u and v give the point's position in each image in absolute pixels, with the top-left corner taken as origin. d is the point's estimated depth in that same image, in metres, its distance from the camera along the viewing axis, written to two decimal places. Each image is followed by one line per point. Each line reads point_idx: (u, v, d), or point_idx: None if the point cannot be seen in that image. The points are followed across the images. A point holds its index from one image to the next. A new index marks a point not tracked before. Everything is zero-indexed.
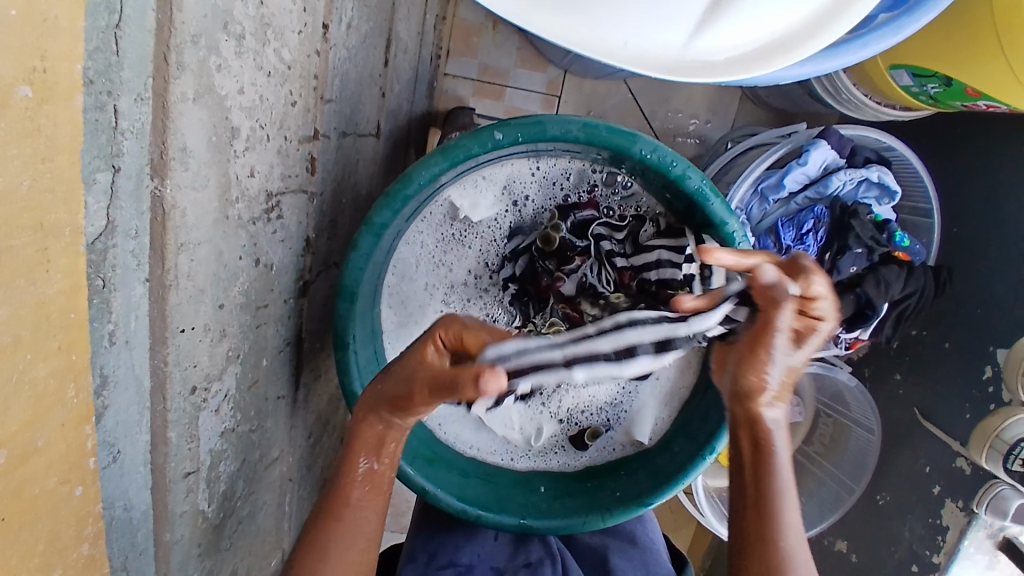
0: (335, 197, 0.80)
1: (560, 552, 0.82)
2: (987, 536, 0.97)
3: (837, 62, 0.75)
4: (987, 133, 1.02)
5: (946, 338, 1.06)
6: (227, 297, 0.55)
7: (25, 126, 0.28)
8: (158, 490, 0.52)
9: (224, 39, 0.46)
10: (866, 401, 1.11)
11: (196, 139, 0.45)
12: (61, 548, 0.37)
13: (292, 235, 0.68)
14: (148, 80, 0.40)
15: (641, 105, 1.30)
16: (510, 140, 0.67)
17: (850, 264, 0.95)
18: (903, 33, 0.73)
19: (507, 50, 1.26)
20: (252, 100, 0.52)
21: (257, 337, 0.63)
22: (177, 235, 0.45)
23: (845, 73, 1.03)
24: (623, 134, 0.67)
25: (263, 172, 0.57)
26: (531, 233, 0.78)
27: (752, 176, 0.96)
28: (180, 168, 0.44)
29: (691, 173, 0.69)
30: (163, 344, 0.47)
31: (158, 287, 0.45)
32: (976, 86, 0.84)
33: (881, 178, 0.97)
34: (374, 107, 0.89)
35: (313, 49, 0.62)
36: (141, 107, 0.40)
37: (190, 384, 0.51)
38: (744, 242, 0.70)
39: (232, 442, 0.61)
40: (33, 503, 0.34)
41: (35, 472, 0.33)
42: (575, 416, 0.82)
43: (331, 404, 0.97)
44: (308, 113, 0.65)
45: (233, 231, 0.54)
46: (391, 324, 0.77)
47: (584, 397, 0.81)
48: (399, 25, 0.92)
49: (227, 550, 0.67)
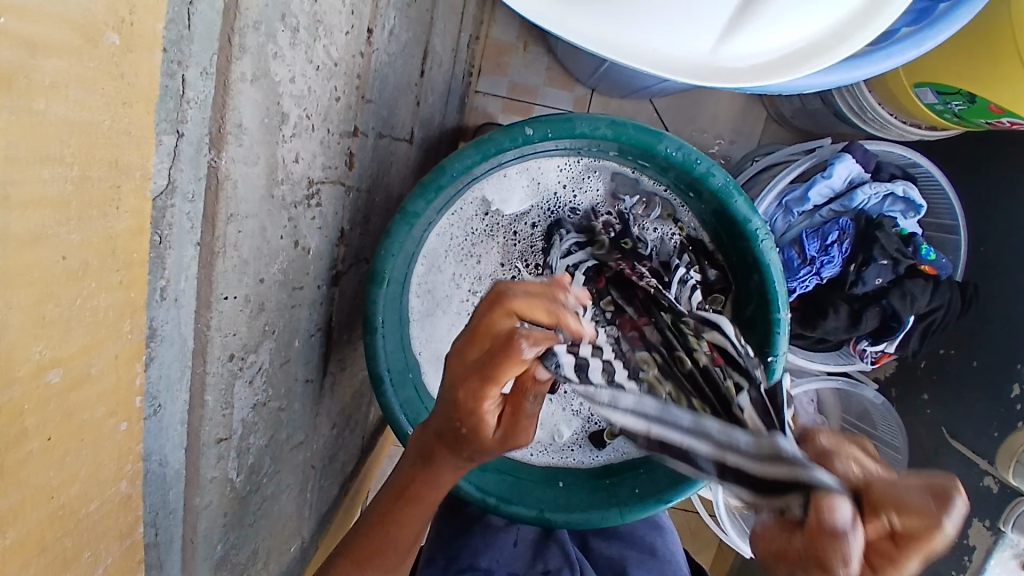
0: (369, 195, 0.84)
1: (578, 560, 0.81)
2: (1013, 556, 0.93)
3: (859, 73, 0.76)
4: (1011, 153, 1.03)
5: (973, 356, 1.04)
6: (267, 273, 0.58)
7: (109, 70, 0.31)
8: (191, 452, 0.54)
9: (281, 30, 0.50)
10: (893, 419, 1.09)
11: (250, 117, 0.49)
12: (102, 479, 0.40)
13: (328, 224, 0.71)
14: (214, 57, 0.43)
15: (667, 123, 1.33)
16: (539, 136, 0.70)
17: (875, 276, 0.94)
18: (927, 45, 0.75)
19: (537, 68, 1.31)
20: (301, 90, 0.56)
21: (292, 317, 0.66)
22: (227, 206, 0.48)
23: (869, 91, 1.04)
24: (650, 132, 0.70)
25: (306, 160, 0.61)
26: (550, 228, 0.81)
27: (775, 190, 1.00)
28: (235, 143, 0.47)
29: (715, 171, 0.71)
30: (207, 309, 0.50)
31: (207, 253, 0.48)
32: (1000, 102, 0.85)
33: (906, 192, 0.97)
34: (409, 114, 0.93)
35: (357, 50, 0.67)
36: (204, 81, 0.43)
37: (229, 351, 0.54)
38: (767, 240, 0.72)
39: (262, 417, 0.64)
40: (81, 428, 0.37)
41: (89, 397, 0.36)
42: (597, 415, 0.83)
43: (355, 400, 0.99)
44: (349, 110, 0.69)
45: (276, 211, 0.57)
46: (418, 313, 0.79)
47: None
48: (435, 39, 0.97)
49: (249, 527, 0.68)
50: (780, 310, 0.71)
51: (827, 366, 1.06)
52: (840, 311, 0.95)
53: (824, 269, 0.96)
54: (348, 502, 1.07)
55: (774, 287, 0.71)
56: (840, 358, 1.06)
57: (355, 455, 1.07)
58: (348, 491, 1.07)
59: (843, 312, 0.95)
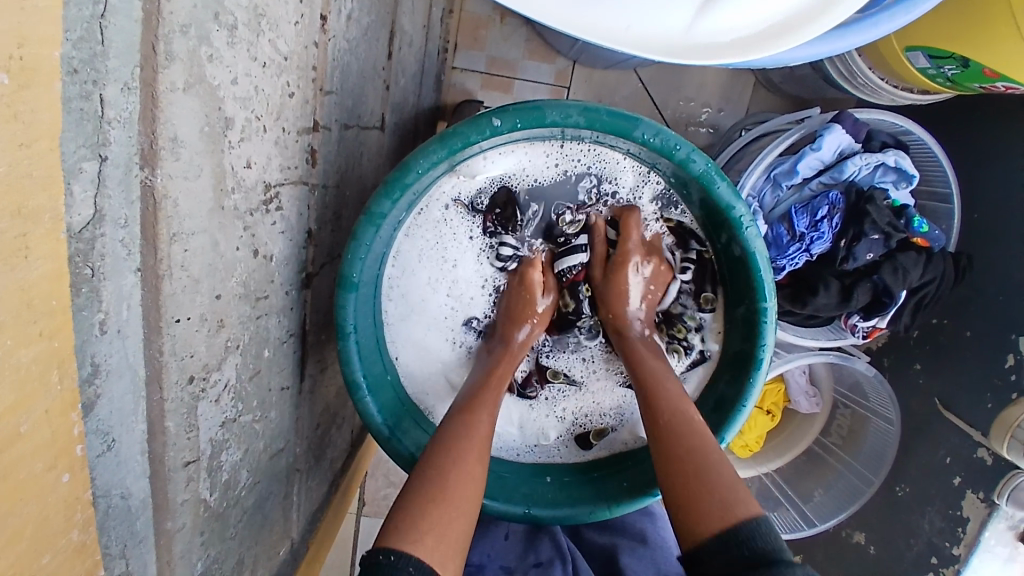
0: (337, 190, 0.80)
1: (570, 552, 0.80)
2: (1007, 527, 0.97)
3: (845, 43, 0.72)
4: (1006, 116, 0.99)
5: (966, 326, 1.03)
6: (224, 288, 0.55)
7: (4, 113, 0.29)
8: (157, 479, 0.52)
9: (215, 30, 0.45)
10: (884, 393, 1.07)
11: (187, 129, 0.45)
12: (51, 530, 0.39)
13: (293, 227, 0.68)
14: (136, 70, 0.40)
15: (652, 94, 1.27)
16: (509, 126, 0.67)
17: (866, 251, 0.90)
18: (916, 11, 0.71)
19: (515, 41, 1.25)
20: (246, 91, 0.52)
21: (258, 328, 0.64)
22: (169, 225, 0.45)
23: (860, 55, 1.00)
24: (625, 117, 0.67)
25: (259, 164, 0.57)
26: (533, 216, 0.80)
27: (763, 164, 0.95)
28: (170, 158, 0.44)
29: (695, 157, 0.68)
30: (157, 333, 0.47)
31: (151, 277, 0.45)
32: (992, 67, 0.81)
33: (897, 163, 0.94)
34: (378, 100, 0.89)
35: (311, 40, 0.62)
36: (128, 96, 0.40)
37: (188, 374, 0.52)
38: (751, 227, 0.69)
39: (234, 433, 0.62)
40: (21, 486, 0.35)
41: (23, 456, 0.35)
42: (580, 417, 0.83)
43: (339, 398, 0.97)
44: (307, 105, 0.65)
45: (229, 222, 0.54)
46: (395, 316, 0.78)
47: (590, 399, 0.83)
48: (402, 17, 0.91)
49: (231, 540, 0.67)
50: (766, 298, 0.70)
51: (818, 342, 1.02)
52: (830, 288, 0.92)
53: (814, 245, 0.93)
54: (341, 497, 1.06)
55: (760, 275, 0.70)
56: (830, 332, 1.04)
57: (344, 450, 1.06)
58: (339, 488, 1.06)
59: (833, 289, 0.92)
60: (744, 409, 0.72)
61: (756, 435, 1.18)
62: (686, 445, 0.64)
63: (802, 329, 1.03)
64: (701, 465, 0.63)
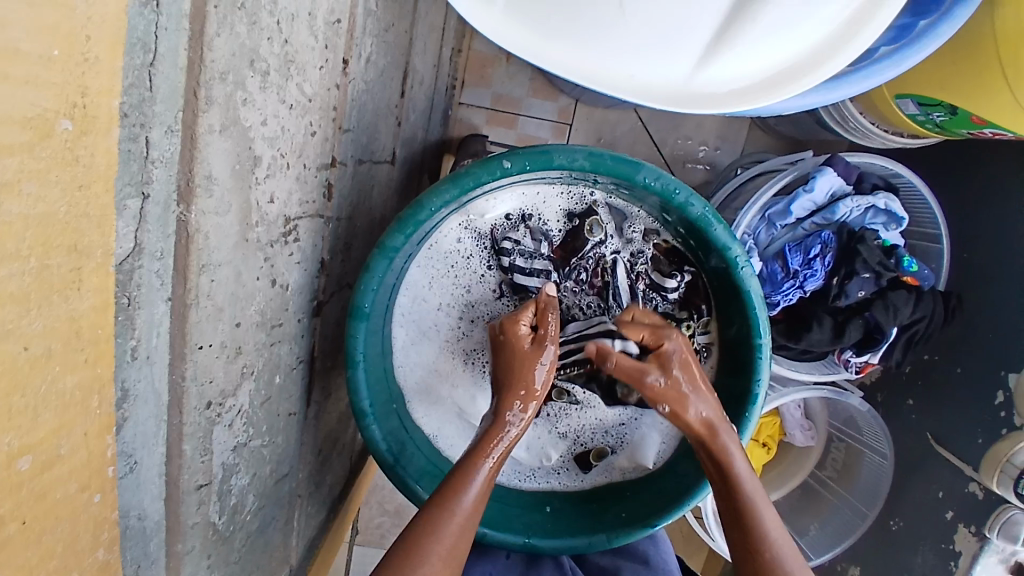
0: (349, 221, 0.83)
1: (572, 572, 0.82)
2: (999, 561, 0.97)
3: (839, 94, 0.77)
4: (993, 161, 1.03)
5: (958, 363, 1.05)
6: (244, 316, 0.57)
7: (65, 156, 0.32)
8: (171, 501, 0.53)
9: (250, 75, 0.48)
10: (879, 429, 1.09)
11: (221, 168, 0.48)
12: (79, 550, 0.41)
13: (308, 257, 0.71)
14: (178, 114, 0.43)
15: (651, 131, 1.32)
16: (517, 168, 0.71)
17: (858, 289, 0.94)
18: (905, 64, 0.75)
19: (520, 79, 1.30)
20: (274, 131, 0.55)
21: (272, 355, 0.66)
22: (200, 257, 0.47)
23: (851, 101, 1.04)
24: (628, 162, 0.70)
25: (281, 199, 0.60)
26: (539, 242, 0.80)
27: (758, 203, 0.99)
28: (205, 195, 0.46)
29: (694, 200, 0.71)
30: (181, 360, 0.49)
31: (179, 306, 0.47)
32: (982, 114, 0.85)
33: (887, 206, 0.98)
34: (390, 135, 0.92)
35: (333, 82, 0.65)
36: (171, 139, 0.43)
37: (206, 399, 0.54)
38: (746, 267, 0.72)
39: (244, 457, 0.63)
40: (55, 507, 0.38)
41: (59, 477, 0.37)
42: (582, 436, 0.83)
43: (341, 423, 0.98)
44: (326, 142, 0.68)
45: (252, 253, 0.56)
46: (402, 343, 0.81)
47: (594, 417, 0.83)
48: (415, 58, 0.95)
49: (235, 564, 0.68)
50: (761, 335, 0.73)
51: (813, 376, 1.04)
52: (824, 323, 0.95)
53: (807, 282, 0.96)
54: (339, 522, 1.07)
55: (755, 313, 0.73)
56: (825, 367, 1.06)
57: (343, 476, 1.07)
58: (338, 513, 1.06)
59: (827, 324, 0.95)
60: (740, 442, 0.74)
61: (751, 468, 1.19)
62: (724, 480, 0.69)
63: (796, 363, 1.06)
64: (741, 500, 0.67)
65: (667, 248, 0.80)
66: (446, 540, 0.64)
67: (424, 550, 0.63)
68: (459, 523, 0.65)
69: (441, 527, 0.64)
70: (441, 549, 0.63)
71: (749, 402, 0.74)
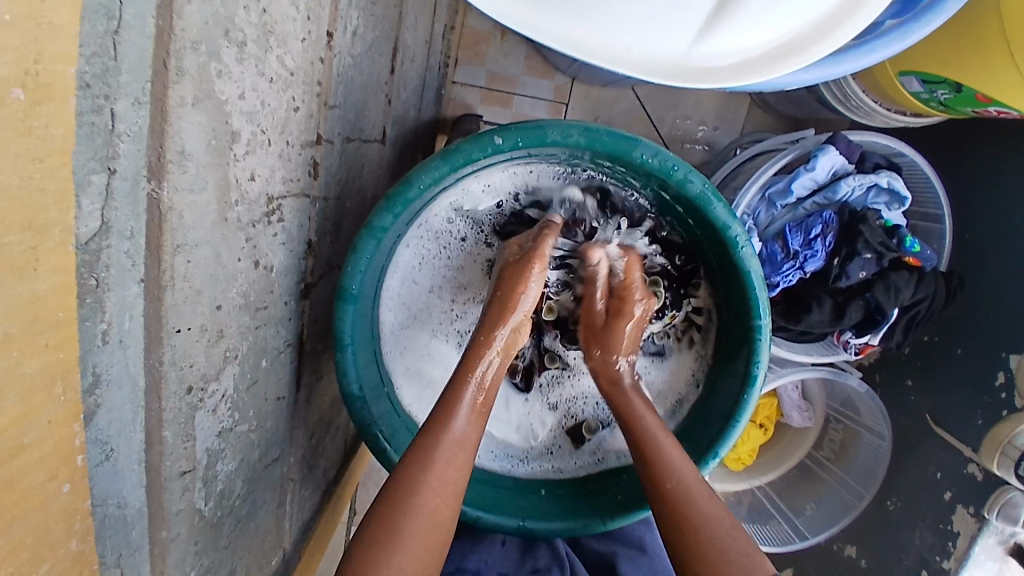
0: (338, 202, 0.81)
1: (567, 559, 0.81)
2: (998, 543, 0.99)
3: (843, 68, 0.74)
4: (998, 140, 1.01)
5: (958, 346, 1.04)
6: (225, 299, 0.55)
7: (17, 127, 0.30)
8: (153, 488, 0.52)
9: (225, 46, 0.46)
10: (877, 408, 1.08)
11: (195, 143, 0.45)
12: (52, 540, 0.39)
13: (294, 238, 0.69)
14: (147, 85, 0.40)
15: (650, 111, 1.29)
16: (510, 144, 0.68)
17: (859, 269, 0.93)
18: (911, 38, 0.73)
19: (515, 57, 1.27)
20: (253, 106, 0.53)
21: (256, 338, 0.64)
22: (174, 236, 0.46)
23: (854, 79, 1.01)
24: (624, 138, 0.68)
25: (263, 176, 0.58)
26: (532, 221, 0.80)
27: (759, 181, 0.96)
28: (178, 171, 0.44)
29: (692, 178, 0.69)
30: (158, 343, 0.47)
31: (154, 287, 0.45)
32: (986, 92, 0.83)
33: (890, 184, 0.96)
34: (379, 113, 0.89)
35: (317, 55, 0.63)
36: (138, 111, 0.40)
37: (186, 384, 0.52)
38: (746, 247, 0.70)
39: (229, 442, 0.62)
40: (21, 497, 0.36)
41: (25, 465, 0.35)
42: (574, 409, 0.86)
43: (333, 407, 0.97)
44: (311, 118, 0.66)
45: (232, 233, 0.54)
46: (393, 325, 0.79)
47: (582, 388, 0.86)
48: (406, 33, 0.92)
49: (224, 550, 0.67)
50: (761, 316, 0.71)
51: (811, 356, 1.02)
52: (823, 305, 0.93)
53: (807, 263, 0.95)
54: (333, 507, 1.06)
55: (755, 293, 0.71)
56: (824, 348, 1.05)
57: (336, 460, 1.06)
58: (331, 498, 1.05)
59: (826, 306, 0.93)
60: (739, 423, 0.73)
61: (749, 448, 1.18)
62: (670, 475, 0.66)
63: (795, 344, 1.04)
64: (691, 497, 0.64)
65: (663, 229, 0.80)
66: (429, 488, 0.61)
67: (408, 497, 0.60)
68: (430, 493, 0.60)
69: (423, 474, 0.61)
70: (426, 499, 0.60)
71: (749, 384, 0.72)
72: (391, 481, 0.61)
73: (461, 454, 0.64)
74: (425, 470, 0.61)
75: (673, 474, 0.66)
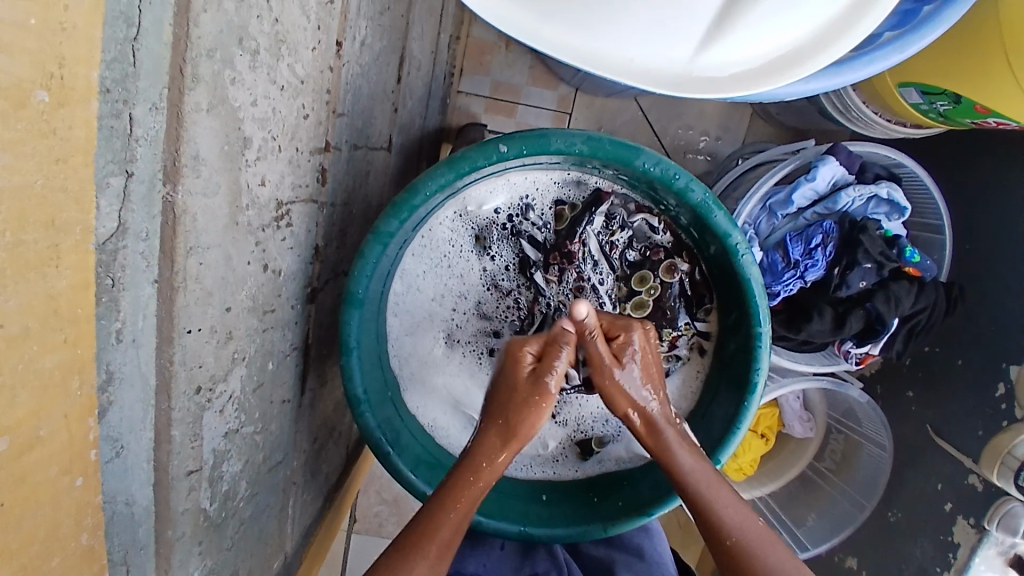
0: (345, 208, 0.82)
1: (566, 565, 0.83)
2: (997, 553, 0.95)
3: (840, 79, 0.75)
4: (997, 152, 1.02)
5: (959, 356, 1.05)
6: (234, 301, 0.56)
7: (40, 128, 0.31)
8: (160, 487, 0.52)
9: (238, 54, 0.47)
10: (878, 420, 1.08)
11: (208, 147, 0.47)
12: (61, 534, 0.40)
13: (301, 243, 0.70)
14: (163, 91, 0.42)
15: (652, 121, 1.30)
16: (515, 152, 0.70)
17: (860, 279, 0.93)
18: (909, 49, 0.74)
19: (519, 67, 1.29)
20: (264, 112, 0.54)
21: (264, 340, 0.65)
22: (187, 239, 0.46)
23: (854, 91, 1.02)
24: (627, 147, 0.69)
25: (273, 181, 0.59)
26: (536, 229, 0.80)
27: (759, 192, 0.98)
28: (191, 174, 0.45)
29: (694, 186, 0.70)
30: (169, 343, 0.48)
31: (166, 288, 0.46)
32: (985, 101, 0.84)
33: (890, 195, 0.96)
34: (386, 121, 0.91)
35: (326, 64, 0.64)
36: (155, 117, 0.42)
37: (195, 384, 0.53)
38: (747, 254, 0.71)
39: (235, 443, 0.63)
40: (35, 490, 0.37)
41: (39, 459, 0.36)
42: (584, 424, 0.84)
43: (337, 412, 0.97)
44: (320, 126, 0.67)
45: (242, 237, 0.55)
46: (397, 332, 0.80)
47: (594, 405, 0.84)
48: (412, 42, 0.94)
49: (228, 551, 0.67)
50: (761, 324, 0.72)
51: (812, 367, 1.03)
52: (824, 314, 0.94)
53: (808, 272, 0.95)
54: (335, 512, 1.06)
55: (756, 301, 0.72)
56: (825, 357, 1.06)
57: (339, 466, 1.06)
58: (333, 503, 1.06)
59: (827, 316, 0.94)
60: (739, 431, 0.73)
61: (750, 458, 1.18)
62: (727, 531, 0.67)
63: (795, 354, 1.05)
64: (745, 546, 0.66)
65: (668, 236, 0.79)
66: (449, 538, 0.66)
67: (428, 543, 0.65)
68: (445, 532, 0.66)
69: (441, 525, 0.66)
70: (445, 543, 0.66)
71: (749, 391, 0.73)
72: (390, 557, 0.64)
73: (453, 542, 0.66)
74: (432, 544, 0.65)
75: (731, 529, 0.67)
